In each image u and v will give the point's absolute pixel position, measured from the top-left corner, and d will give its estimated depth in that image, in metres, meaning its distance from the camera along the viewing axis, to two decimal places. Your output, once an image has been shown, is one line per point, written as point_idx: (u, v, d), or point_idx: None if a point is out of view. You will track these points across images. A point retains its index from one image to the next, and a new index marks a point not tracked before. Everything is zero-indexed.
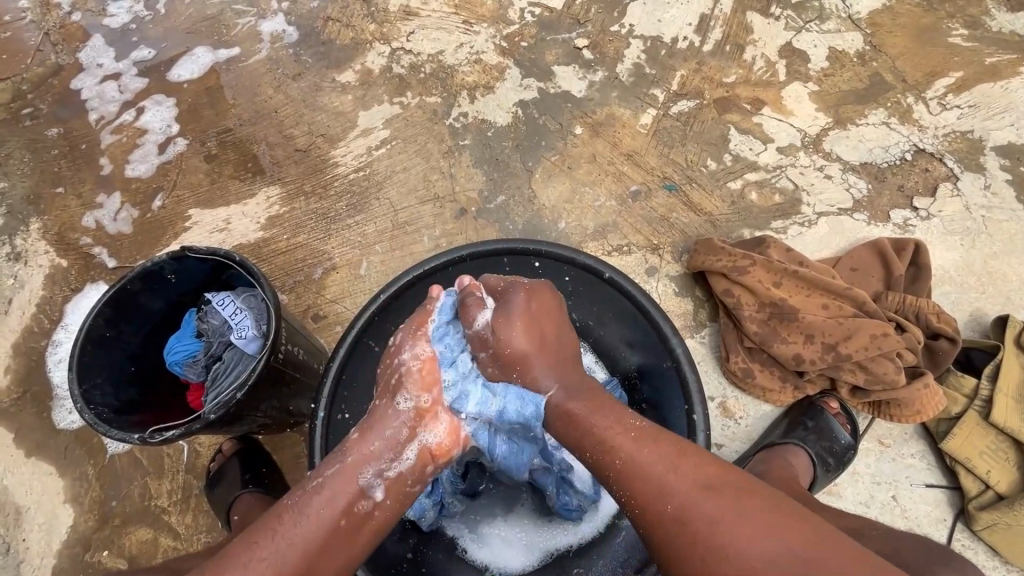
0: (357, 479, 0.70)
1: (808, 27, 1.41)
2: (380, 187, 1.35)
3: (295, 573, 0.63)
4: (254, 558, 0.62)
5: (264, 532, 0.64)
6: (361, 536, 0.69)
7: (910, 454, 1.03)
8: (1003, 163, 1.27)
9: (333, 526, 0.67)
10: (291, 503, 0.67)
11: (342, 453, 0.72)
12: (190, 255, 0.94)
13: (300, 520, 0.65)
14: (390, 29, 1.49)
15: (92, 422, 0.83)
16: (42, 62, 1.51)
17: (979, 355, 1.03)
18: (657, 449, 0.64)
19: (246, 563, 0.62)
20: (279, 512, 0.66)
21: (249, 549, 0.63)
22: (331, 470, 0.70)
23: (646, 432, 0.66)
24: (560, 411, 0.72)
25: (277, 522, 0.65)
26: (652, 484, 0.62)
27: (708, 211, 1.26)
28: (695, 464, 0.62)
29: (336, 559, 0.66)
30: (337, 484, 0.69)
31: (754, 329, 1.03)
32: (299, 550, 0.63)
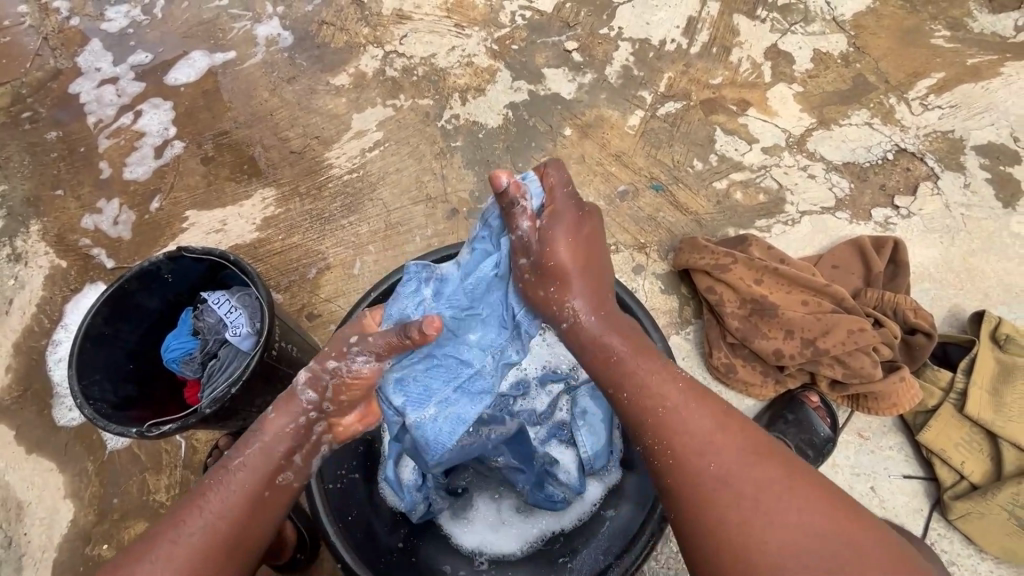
0: (279, 449, 0.70)
1: (793, 29, 1.43)
2: (373, 188, 1.38)
3: (221, 545, 0.65)
4: (180, 534, 0.64)
5: (188, 511, 0.66)
6: (287, 499, 0.71)
7: (888, 446, 1.05)
8: (983, 162, 1.30)
9: (256, 496, 0.68)
10: (213, 480, 0.68)
11: (259, 430, 0.70)
12: (186, 255, 0.97)
13: (224, 496, 0.67)
14: (383, 32, 1.52)
15: (91, 417, 0.86)
16: (41, 67, 1.54)
17: (956, 350, 1.06)
18: (700, 415, 0.65)
19: (171, 541, 0.64)
20: (202, 489, 0.67)
21: (175, 527, 0.65)
22: (251, 443, 0.70)
23: (694, 395, 0.67)
24: (595, 343, 0.73)
25: (202, 498, 0.67)
26: (690, 451, 0.63)
27: (694, 210, 1.28)
28: (738, 437, 0.64)
29: (263, 526, 0.68)
30: (253, 459, 0.69)
31: (736, 325, 1.06)
32: (224, 524, 0.65)
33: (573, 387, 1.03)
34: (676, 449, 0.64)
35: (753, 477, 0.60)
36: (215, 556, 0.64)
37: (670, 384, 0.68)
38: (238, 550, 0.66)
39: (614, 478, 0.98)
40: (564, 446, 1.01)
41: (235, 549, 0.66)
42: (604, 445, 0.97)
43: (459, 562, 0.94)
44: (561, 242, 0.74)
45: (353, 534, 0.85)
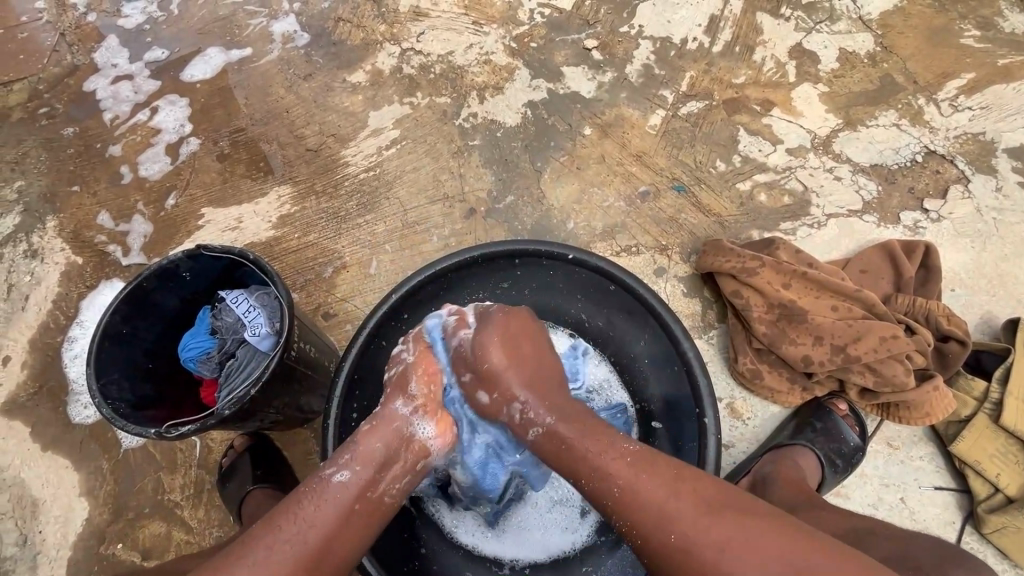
0: (376, 457, 0.72)
1: (818, 28, 1.40)
2: (390, 188, 1.36)
3: (314, 551, 0.64)
4: (275, 541, 0.64)
5: (281, 517, 0.66)
6: (380, 512, 0.71)
7: (919, 456, 1.03)
8: (1015, 165, 1.26)
9: (343, 504, 0.68)
10: (308, 488, 0.69)
11: (353, 444, 0.73)
12: (204, 253, 0.95)
13: (320, 505, 0.67)
14: (400, 30, 1.51)
15: (109, 417, 0.85)
16: (58, 62, 1.54)
17: (989, 358, 1.03)
18: (639, 477, 0.65)
19: (266, 546, 0.63)
20: (298, 495, 0.68)
21: (270, 533, 0.64)
22: (347, 453, 0.72)
23: (643, 459, 0.67)
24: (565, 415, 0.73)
25: (298, 505, 0.67)
26: (656, 513, 0.63)
27: (717, 212, 1.26)
28: (693, 495, 0.63)
29: (351, 541, 0.68)
30: (353, 467, 0.71)
31: (763, 330, 1.03)
32: (317, 533, 0.65)
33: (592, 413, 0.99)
34: (630, 498, 0.65)
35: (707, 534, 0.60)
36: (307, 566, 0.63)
37: (606, 450, 0.68)
38: (328, 557, 0.65)
39: None
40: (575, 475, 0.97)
41: (325, 558, 0.65)
42: None
43: (479, 569, 0.91)
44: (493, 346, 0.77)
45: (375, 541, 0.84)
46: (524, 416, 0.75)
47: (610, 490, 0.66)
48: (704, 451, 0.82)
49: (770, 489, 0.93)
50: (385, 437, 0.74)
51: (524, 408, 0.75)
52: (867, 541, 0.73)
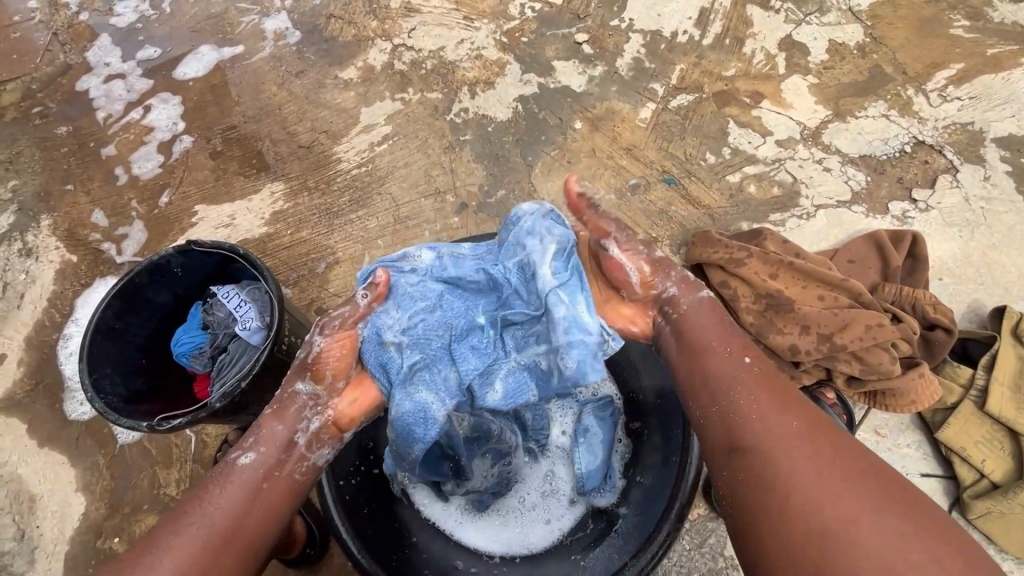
0: (277, 436, 0.76)
1: (808, 20, 1.41)
2: (382, 183, 1.37)
3: (221, 530, 0.67)
4: (181, 526, 0.66)
5: (189, 503, 0.69)
6: (291, 491, 0.75)
7: (906, 444, 1.04)
8: (1003, 154, 1.27)
9: (250, 482, 0.72)
10: (214, 475, 0.72)
11: (256, 426, 0.76)
12: (196, 249, 0.97)
13: (225, 485, 0.71)
14: (391, 25, 1.51)
15: (101, 411, 0.85)
16: (51, 62, 1.54)
17: (975, 346, 1.04)
18: (757, 393, 0.73)
19: (171, 534, 0.66)
20: (204, 484, 0.71)
21: (178, 518, 0.68)
22: (249, 438, 0.76)
23: (783, 397, 0.73)
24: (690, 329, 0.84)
25: (204, 492, 0.70)
26: (749, 417, 0.71)
27: (707, 204, 1.27)
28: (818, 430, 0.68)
29: (261, 516, 0.70)
30: (257, 449, 0.74)
31: (750, 320, 1.04)
32: (223, 513, 0.68)
33: (580, 403, 1.00)
34: (724, 394, 0.75)
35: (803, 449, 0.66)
36: (215, 544, 0.66)
37: (747, 356, 0.79)
38: (237, 533, 0.67)
39: (605, 503, 0.93)
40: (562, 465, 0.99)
41: (236, 536, 0.67)
42: (598, 468, 0.94)
43: (469, 556, 0.92)
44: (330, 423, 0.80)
45: (363, 531, 0.85)
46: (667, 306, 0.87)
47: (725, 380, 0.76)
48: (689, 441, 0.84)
49: None
50: (286, 420, 0.77)
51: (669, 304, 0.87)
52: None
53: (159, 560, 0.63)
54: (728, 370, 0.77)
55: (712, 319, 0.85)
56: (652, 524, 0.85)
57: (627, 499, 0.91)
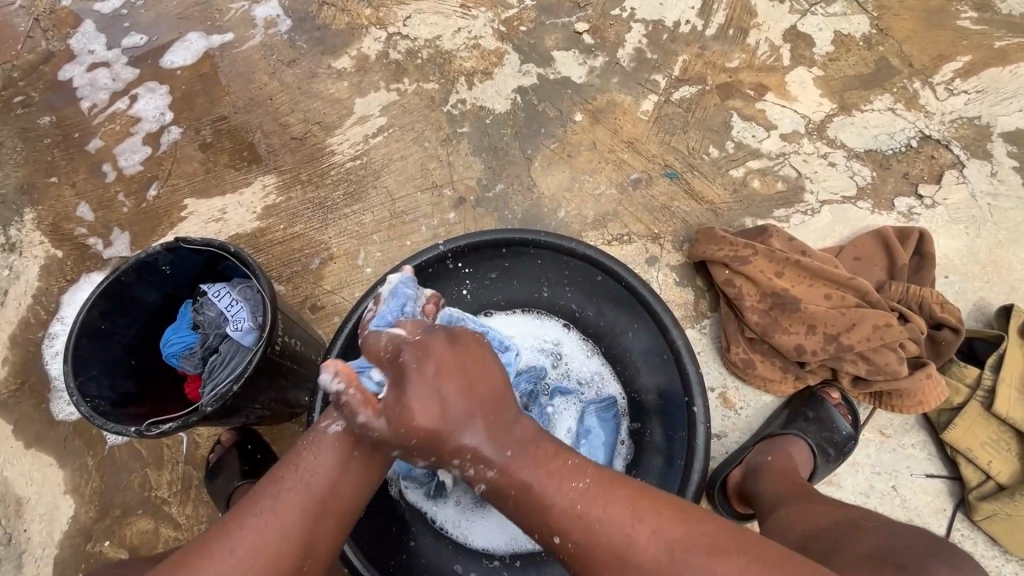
0: (371, 405, 0.68)
1: (813, 10, 1.37)
2: (377, 176, 1.33)
3: (315, 501, 0.64)
4: (276, 492, 0.64)
5: (285, 468, 0.66)
6: (381, 459, 0.69)
7: (911, 444, 1.02)
8: (1010, 150, 1.25)
9: (338, 451, 0.67)
10: (305, 442, 0.68)
11: (349, 395, 0.70)
12: (183, 245, 0.93)
13: (317, 454, 0.66)
14: (385, 13, 1.46)
15: (87, 416, 0.82)
16: (32, 49, 1.48)
17: (982, 345, 1.02)
18: (618, 505, 0.59)
19: (263, 502, 0.64)
20: (296, 449, 0.68)
21: (273, 485, 0.65)
22: (340, 405, 0.69)
23: (600, 492, 0.61)
24: (526, 495, 0.62)
25: (296, 458, 0.67)
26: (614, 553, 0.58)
27: (709, 199, 1.24)
28: (634, 506, 0.59)
29: (355, 486, 0.67)
30: (347, 418, 0.68)
31: (756, 319, 1.02)
32: (318, 482, 0.65)
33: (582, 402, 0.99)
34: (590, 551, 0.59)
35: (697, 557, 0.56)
36: (310, 514, 0.64)
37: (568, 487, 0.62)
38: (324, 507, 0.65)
39: None
40: None
41: (329, 506, 0.65)
42: None
43: (467, 559, 0.90)
44: (417, 401, 0.64)
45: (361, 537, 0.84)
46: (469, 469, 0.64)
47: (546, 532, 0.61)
48: (692, 441, 0.82)
49: (763, 479, 0.93)
50: (376, 387, 0.69)
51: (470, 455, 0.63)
52: (851, 535, 0.71)
53: (255, 527, 0.62)
54: (560, 520, 0.60)
55: (530, 468, 0.63)
56: None
57: None
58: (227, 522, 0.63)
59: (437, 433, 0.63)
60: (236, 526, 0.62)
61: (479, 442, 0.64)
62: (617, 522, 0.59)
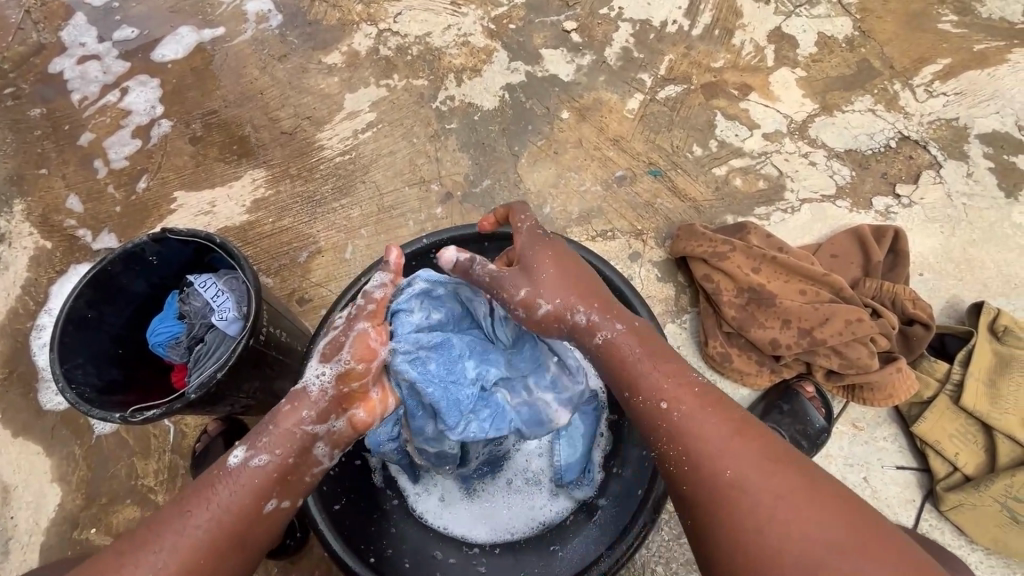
0: (300, 442, 0.69)
1: (797, 12, 1.40)
2: (366, 171, 1.35)
3: (227, 538, 0.64)
4: (186, 525, 0.63)
5: (194, 500, 0.65)
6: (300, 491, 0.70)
7: (883, 437, 1.05)
8: (986, 151, 1.27)
9: (256, 486, 0.66)
10: (220, 473, 0.67)
11: (273, 424, 0.69)
12: (170, 236, 0.94)
13: (231, 490, 0.66)
14: (376, 10, 1.48)
15: (73, 402, 0.84)
16: (23, 41, 1.49)
17: (953, 341, 1.05)
18: (714, 419, 0.64)
19: (171, 533, 0.63)
20: (211, 479, 0.66)
21: (180, 518, 0.64)
22: (264, 438, 0.68)
23: (707, 400, 0.66)
24: (620, 363, 0.69)
25: (211, 491, 0.65)
26: (708, 453, 0.62)
27: (692, 197, 1.26)
28: (734, 425, 0.64)
29: (267, 523, 0.68)
30: (271, 452, 0.68)
31: (733, 314, 1.04)
32: (231, 518, 0.65)
33: None
34: (682, 432, 0.64)
35: (770, 483, 0.60)
36: (219, 550, 0.63)
37: (677, 386, 0.67)
38: (227, 540, 0.64)
39: (584, 494, 0.93)
40: (541, 454, 0.99)
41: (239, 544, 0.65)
42: (578, 460, 0.94)
43: (448, 546, 0.92)
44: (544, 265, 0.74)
45: (342, 523, 0.84)
46: (588, 323, 0.71)
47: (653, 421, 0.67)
48: None
49: None
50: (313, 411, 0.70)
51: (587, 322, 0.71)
52: None
53: (161, 562, 0.61)
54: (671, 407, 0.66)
55: (633, 343, 0.70)
56: (629, 512, 0.85)
57: (606, 490, 0.92)
58: (131, 550, 0.62)
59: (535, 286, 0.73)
60: (140, 556, 0.61)
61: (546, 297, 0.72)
62: (715, 439, 0.63)
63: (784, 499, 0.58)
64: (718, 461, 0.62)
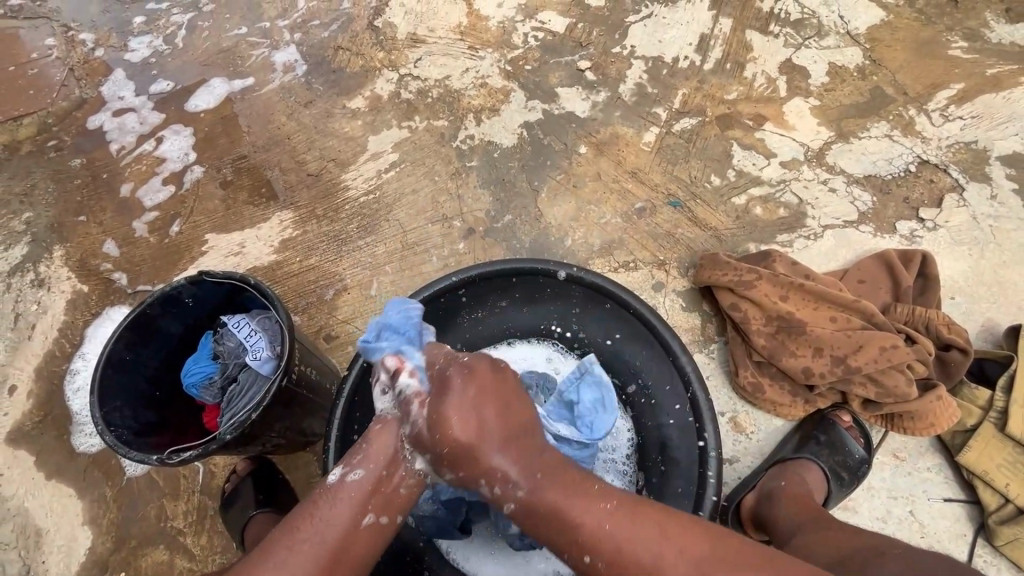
0: (390, 452, 0.69)
1: (807, 44, 1.43)
2: (390, 210, 1.38)
3: (331, 549, 0.64)
4: (293, 541, 0.63)
5: (300, 516, 0.66)
6: (398, 505, 0.69)
7: (927, 468, 1.02)
8: (1008, 172, 1.27)
9: (353, 501, 0.67)
10: (322, 490, 0.68)
11: (367, 440, 0.70)
12: (206, 278, 0.97)
13: (334, 504, 0.66)
14: (397, 56, 1.54)
15: (113, 445, 0.85)
16: (66, 97, 1.58)
17: (992, 366, 1.02)
18: (636, 526, 0.61)
19: (279, 551, 0.63)
20: (313, 496, 0.67)
21: (288, 533, 0.64)
22: (355, 456, 0.69)
23: (620, 514, 0.62)
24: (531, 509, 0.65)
25: (313, 507, 0.66)
26: (648, 570, 0.59)
27: (713, 226, 1.27)
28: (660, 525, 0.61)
29: (370, 537, 0.67)
30: (365, 466, 0.68)
31: (762, 342, 1.03)
32: (335, 530, 0.65)
33: None
34: (616, 574, 0.60)
35: (717, 573, 0.58)
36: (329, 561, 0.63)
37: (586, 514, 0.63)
38: (359, 534, 0.66)
39: None
40: None
41: (343, 555, 0.64)
42: None
43: None
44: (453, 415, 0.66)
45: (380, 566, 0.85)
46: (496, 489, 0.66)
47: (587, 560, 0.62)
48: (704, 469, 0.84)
49: (775, 505, 0.92)
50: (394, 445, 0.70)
51: (500, 476, 0.66)
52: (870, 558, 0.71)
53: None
54: (589, 525, 0.62)
55: (558, 492, 0.65)
56: None
57: None
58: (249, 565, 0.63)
59: (470, 447, 0.65)
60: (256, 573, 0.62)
61: (508, 464, 0.66)
62: (650, 548, 0.60)
63: None
64: (657, 573, 0.59)
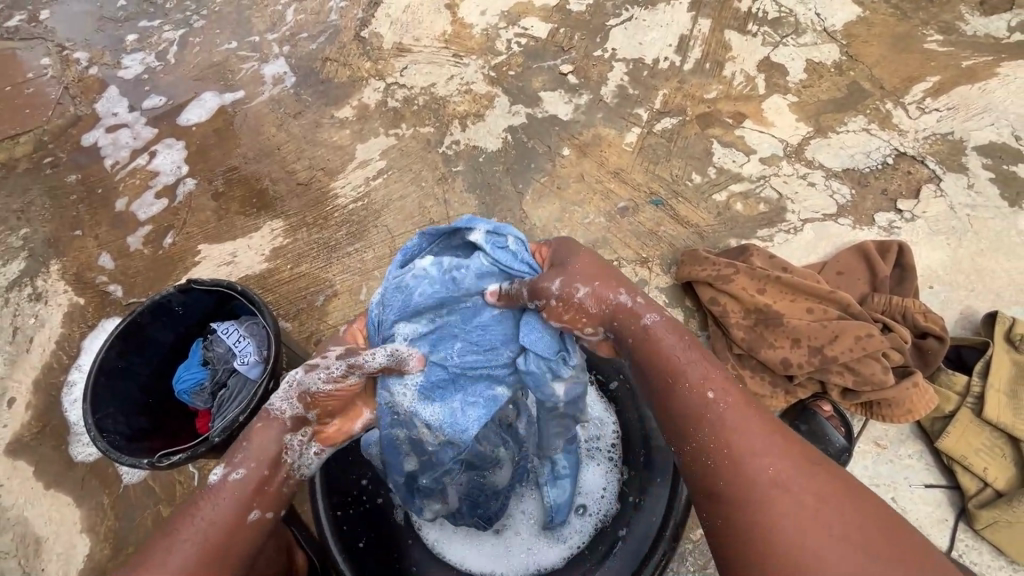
0: (273, 450, 0.69)
1: (785, 42, 1.45)
2: (378, 216, 1.41)
3: (212, 551, 0.62)
4: (172, 546, 0.62)
5: (179, 523, 0.64)
6: (282, 500, 0.69)
7: (908, 455, 1.03)
8: (985, 162, 1.29)
9: (235, 500, 0.65)
10: (202, 494, 0.66)
11: (246, 441, 0.69)
12: (195, 286, 0.99)
13: (214, 505, 0.64)
14: (384, 65, 1.57)
15: (104, 450, 0.87)
16: (62, 114, 1.61)
17: (969, 353, 1.05)
18: (747, 414, 0.61)
19: (158, 560, 0.61)
20: (194, 501, 0.66)
21: (168, 539, 0.62)
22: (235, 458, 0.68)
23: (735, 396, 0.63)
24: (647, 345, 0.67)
25: (193, 510, 0.65)
26: (745, 443, 0.59)
27: (695, 223, 1.29)
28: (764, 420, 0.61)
29: (252, 534, 0.66)
30: (247, 465, 0.67)
31: (741, 335, 1.06)
32: (217, 530, 0.63)
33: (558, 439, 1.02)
34: (720, 425, 0.60)
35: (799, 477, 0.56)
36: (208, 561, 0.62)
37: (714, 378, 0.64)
38: (242, 530, 0.65)
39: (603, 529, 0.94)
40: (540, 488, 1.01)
41: (224, 556, 0.63)
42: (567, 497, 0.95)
43: None
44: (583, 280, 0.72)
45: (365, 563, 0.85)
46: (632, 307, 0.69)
47: (695, 416, 0.62)
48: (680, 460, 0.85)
49: None
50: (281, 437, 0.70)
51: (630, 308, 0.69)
52: None
53: None
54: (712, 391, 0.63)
55: (672, 339, 0.67)
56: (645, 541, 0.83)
57: (625, 520, 0.89)
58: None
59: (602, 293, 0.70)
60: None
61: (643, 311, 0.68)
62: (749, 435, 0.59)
63: (806, 494, 0.55)
64: (751, 445, 0.59)
